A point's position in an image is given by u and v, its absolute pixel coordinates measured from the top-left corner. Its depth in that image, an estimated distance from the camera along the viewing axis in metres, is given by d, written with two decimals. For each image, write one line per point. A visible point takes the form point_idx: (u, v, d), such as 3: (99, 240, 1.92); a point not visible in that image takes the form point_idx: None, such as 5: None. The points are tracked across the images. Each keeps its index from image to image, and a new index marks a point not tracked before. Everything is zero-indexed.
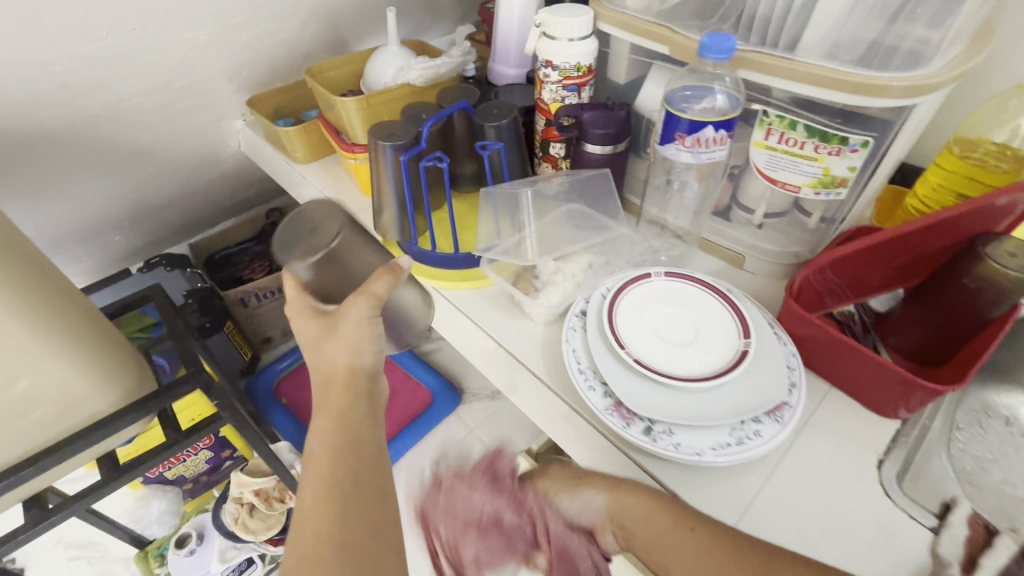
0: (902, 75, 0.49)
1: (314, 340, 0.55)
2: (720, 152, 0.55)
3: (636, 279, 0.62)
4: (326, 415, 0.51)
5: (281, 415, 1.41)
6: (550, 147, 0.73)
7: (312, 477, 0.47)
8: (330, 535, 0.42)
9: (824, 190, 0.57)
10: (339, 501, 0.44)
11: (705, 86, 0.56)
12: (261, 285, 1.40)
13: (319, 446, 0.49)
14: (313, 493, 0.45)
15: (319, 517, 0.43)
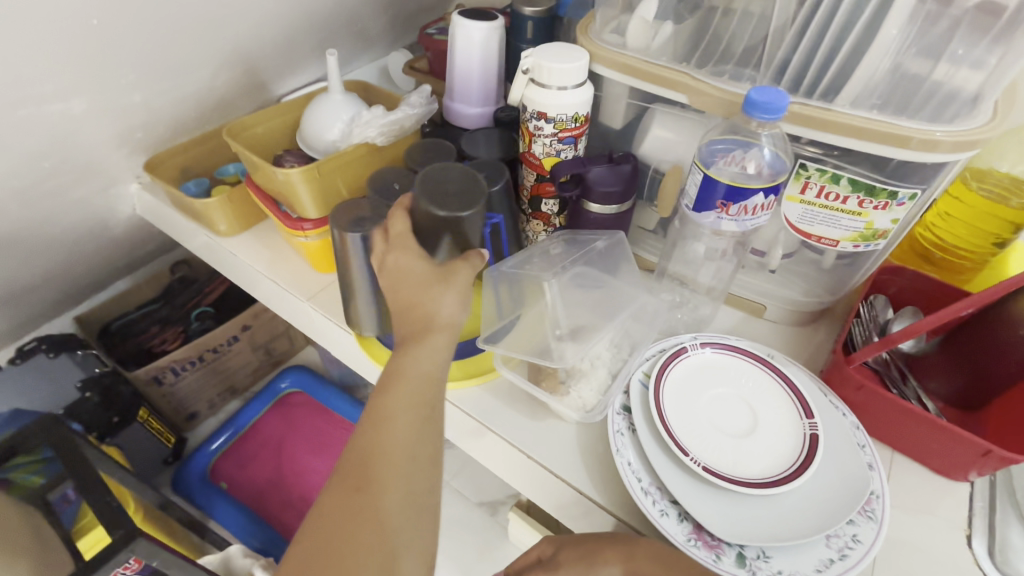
0: (952, 128, 0.45)
1: (409, 272, 0.46)
2: (765, 217, 0.49)
3: (674, 356, 0.55)
4: (417, 338, 0.44)
5: (222, 503, 1.08)
6: (541, 204, 0.64)
7: (393, 393, 0.42)
8: (399, 469, 0.40)
9: (863, 243, 0.53)
10: (420, 438, 0.41)
11: (739, 141, 0.50)
12: (178, 356, 1.02)
13: (413, 368, 0.42)
14: (390, 412, 0.41)
15: (394, 435, 0.41)
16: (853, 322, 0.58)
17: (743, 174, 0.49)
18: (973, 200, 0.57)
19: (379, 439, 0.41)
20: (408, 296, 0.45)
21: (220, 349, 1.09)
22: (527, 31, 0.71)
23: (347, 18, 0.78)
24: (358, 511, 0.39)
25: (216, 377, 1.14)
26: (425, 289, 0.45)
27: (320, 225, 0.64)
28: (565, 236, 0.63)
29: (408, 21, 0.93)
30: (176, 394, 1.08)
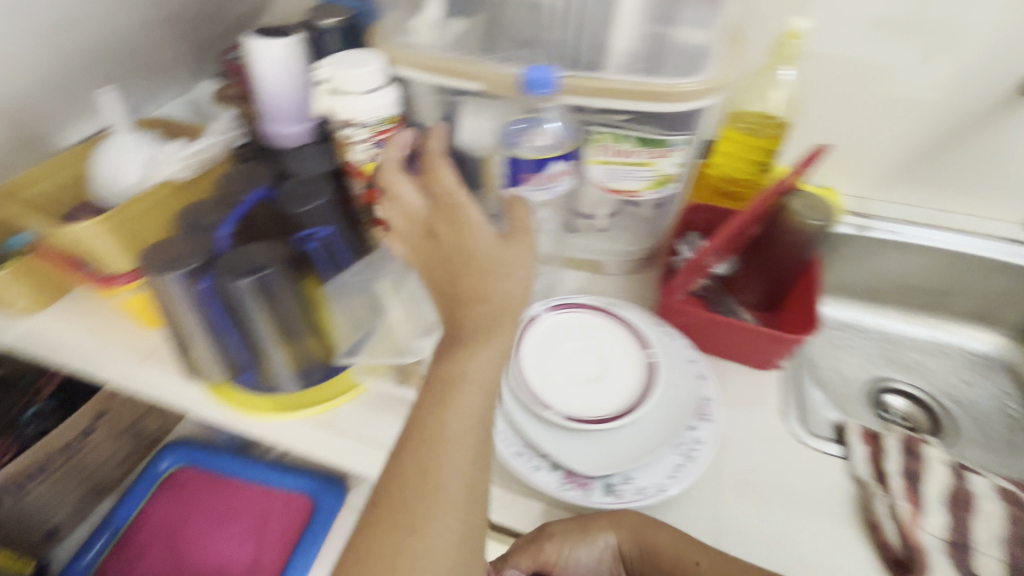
0: (699, 78, 0.53)
1: (476, 249, 0.44)
2: (567, 182, 0.54)
3: (528, 326, 0.59)
4: (483, 328, 0.42)
5: None
6: (380, 210, 0.62)
7: (450, 411, 0.39)
8: (444, 491, 0.37)
9: (660, 188, 0.60)
10: (472, 453, 0.39)
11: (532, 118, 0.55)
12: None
13: (475, 376, 0.41)
14: (435, 430, 0.39)
15: (449, 450, 0.38)
16: (674, 259, 0.66)
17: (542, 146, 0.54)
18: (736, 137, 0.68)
19: (460, 436, 0.39)
20: (458, 268, 0.44)
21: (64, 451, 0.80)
22: (328, 42, 0.71)
23: (124, 49, 0.71)
24: (423, 518, 0.36)
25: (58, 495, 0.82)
26: (485, 267, 0.44)
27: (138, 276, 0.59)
28: None
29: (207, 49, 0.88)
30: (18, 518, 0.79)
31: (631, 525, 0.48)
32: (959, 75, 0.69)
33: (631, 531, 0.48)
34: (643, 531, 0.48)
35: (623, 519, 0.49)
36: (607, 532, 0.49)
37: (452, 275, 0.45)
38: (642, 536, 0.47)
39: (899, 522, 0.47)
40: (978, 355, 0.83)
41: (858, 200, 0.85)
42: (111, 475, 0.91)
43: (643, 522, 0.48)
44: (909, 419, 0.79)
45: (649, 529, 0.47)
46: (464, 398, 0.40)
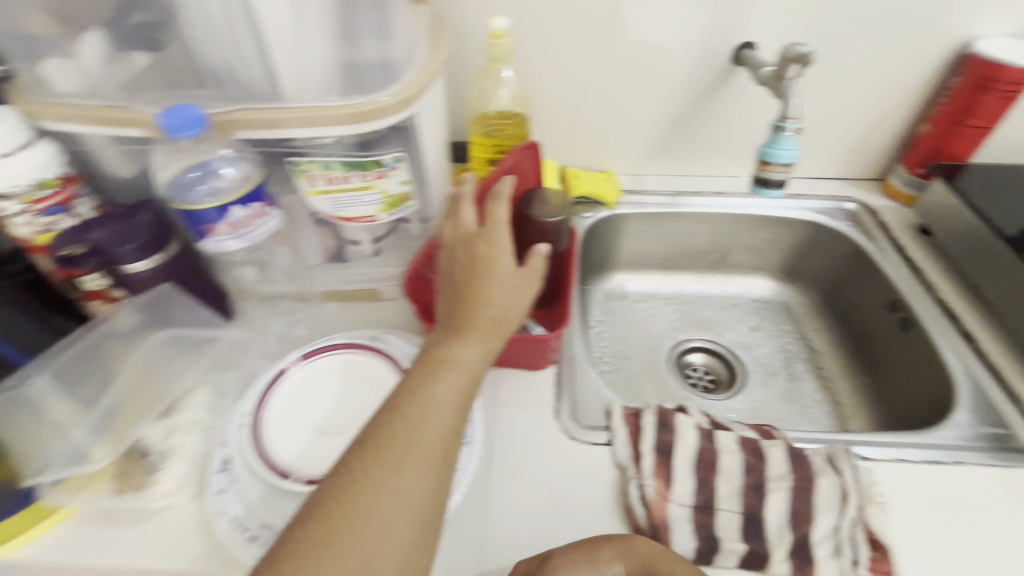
0: (393, 89, 0.51)
1: (502, 271, 0.47)
2: (269, 222, 0.50)
3: (272, 385, 0.53)
4: (470, 332, 0.44)
5: None
6: (82, 283, 0.53)
7: (433, 386, 0.41)
8: (391, 478, 0.37)
9: (396, 208, 0.58)
10: (437, 448, 0.39)
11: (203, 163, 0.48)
12: None
13: (460, 361, 0.43)
14: (411, 415, 0.40)
15: (409, 443, 0.38)
16: None
17: (211, 194, 0.47)
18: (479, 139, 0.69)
19: (417, 431, 0.39)
20: (475, 275, 0.47)
21: None
22: None
23: None
24: (350, 519, 0.35)
25: None
26: (486, 287, 0.46)
27: None
28: (129, 302, 0.55)
29: None
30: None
31: (635, 564, 0.43)
32: (676, 53, 0.74)
33: (643, 568, 0.43)
34: (653, 567, 0.43)
35: (631, 557, 0.43)
36: (617, 564, 0.43)
37: (464, 284, 0.47)
38: (654, 571, 0.43)
39: (650, 501, 0.49)
40: (760, 300, 0.91)
41: (632, 177, 0.89)
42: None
43: (659, 560, 0.43)
44: (712, 372, 0.84)
45: (663, 562, 0.43)
46: (409, 421, 0.39)
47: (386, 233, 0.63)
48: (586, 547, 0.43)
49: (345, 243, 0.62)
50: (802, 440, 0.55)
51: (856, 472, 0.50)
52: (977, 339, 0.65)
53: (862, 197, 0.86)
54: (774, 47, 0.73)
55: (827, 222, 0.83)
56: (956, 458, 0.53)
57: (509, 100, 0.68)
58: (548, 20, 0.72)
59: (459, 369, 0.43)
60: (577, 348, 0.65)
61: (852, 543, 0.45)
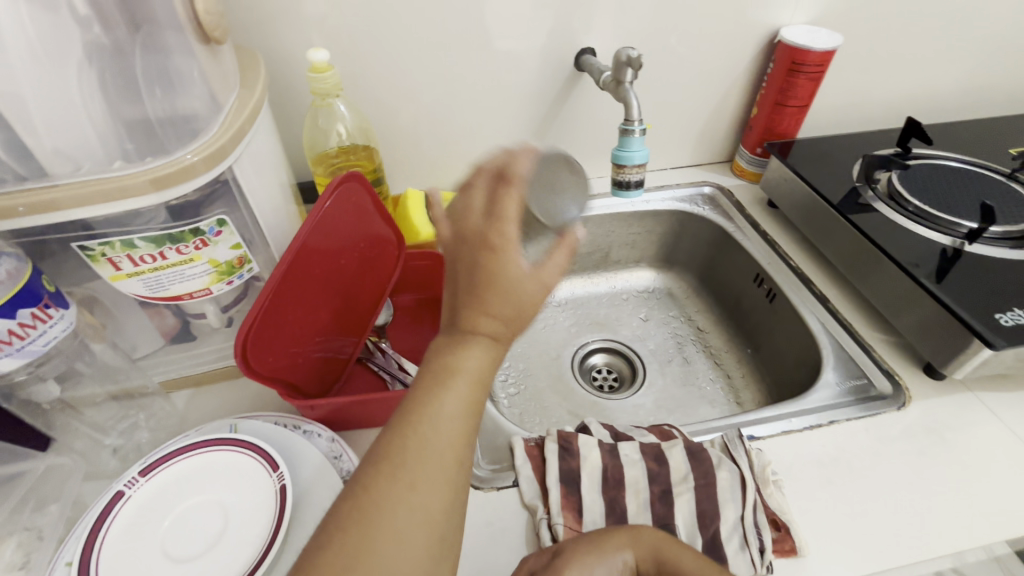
0: (196, 145, 0.44)
1: (520, 261, 0.36)
2: (57, 326, 0.42)
3: (103, 516, 0.43)
4: (470, 337, 0.35)
5: None
6: None
7: (444, 395, 0.34)
8: (410, 502, 0.32)
9: (232, 276, 0.51)
10: (447, 476, 0.33)
11: None
12: None
13: (468, 368, 0.35)
14: (417, 441, 0.33)
15: (414, 480, 0.32)
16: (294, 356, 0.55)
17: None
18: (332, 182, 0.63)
19: (432, 457, 0.33)
20: (486, 271, 0.35)
21: None
22: None
23: None
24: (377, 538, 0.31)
25: None
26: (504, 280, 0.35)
27: None
28: None
29: None
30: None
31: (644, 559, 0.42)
32: (520, 67, 0.74)
33: (654, 555, 0.42)
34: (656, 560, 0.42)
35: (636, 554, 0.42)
36: (626, 553, 0.43)
37: (467, 283, 0.36)
38: (663, 559, 0.42)
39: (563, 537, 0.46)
40: (646, 291, 0.94)
41: None
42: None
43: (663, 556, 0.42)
44: (614, 370, 0.84)
45: (668, 549, 0.43)
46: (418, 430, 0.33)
47: (237, 298, 0.55)
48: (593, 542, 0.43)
49: (187, 317, 0.53)
50: (699, 433, 0.56)
51: (750, 455, 0.51)
52: (830, 297, 0.72)
53: (716, 181, 0.91)
54: (609, 50, 0.76)
55: (689, 208, 0.88)
56: (831, 417, 0.57)
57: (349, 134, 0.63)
58: (382, 46, 0.68)
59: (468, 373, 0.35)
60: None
61: (755, 529, 0.46)
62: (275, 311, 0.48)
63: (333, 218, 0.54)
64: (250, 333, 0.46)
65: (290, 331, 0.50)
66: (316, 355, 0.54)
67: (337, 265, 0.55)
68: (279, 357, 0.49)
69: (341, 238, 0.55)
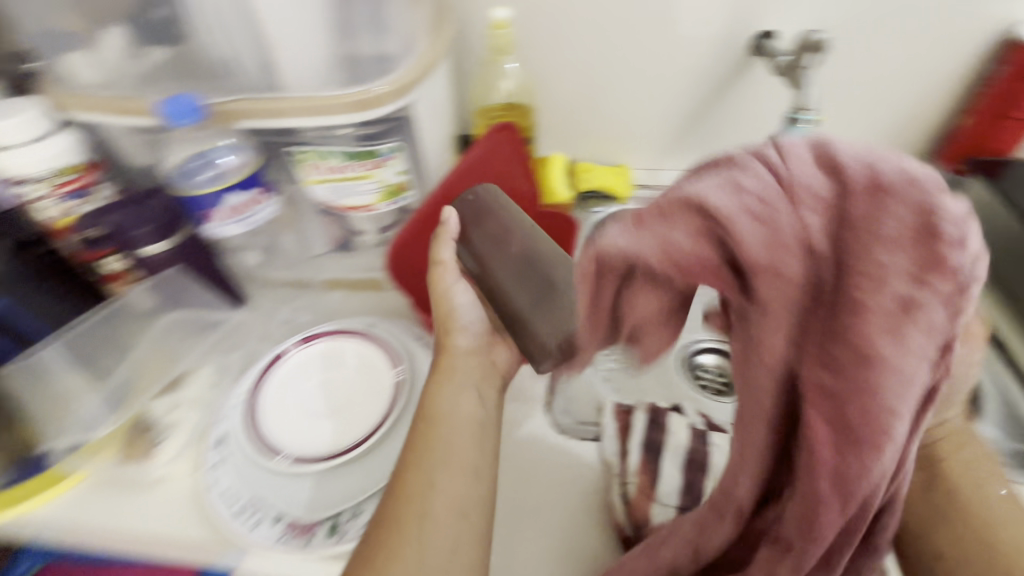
0: (388, 79, 0.51)
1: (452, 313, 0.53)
2: (266, 209, 0.53)
3: (269, 367, 0.54)
4: (448, 380, 0.48)
5: None
6: (105, 265, 0.57)
7: (437, 429, 0.44)
8: (423, 516, 0.39)
9: (394, 198, 0.59)
10: (460, 499, 0.40)
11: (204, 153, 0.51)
12: None
13: (449, 407, 0.46)
14: (421, 461, 0.42)
15: (427, 502, 0.40)
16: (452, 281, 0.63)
17: (217, 177, 0.50)
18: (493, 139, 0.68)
19: (439, 474, 0.41)
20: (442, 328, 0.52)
21: None
22: None
23: None
24: (402, 549, 0.38)
25: None
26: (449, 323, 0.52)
27: None
28: (145, 279, 0.59)
29: None
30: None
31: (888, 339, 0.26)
32: (692, 45, 0.72)
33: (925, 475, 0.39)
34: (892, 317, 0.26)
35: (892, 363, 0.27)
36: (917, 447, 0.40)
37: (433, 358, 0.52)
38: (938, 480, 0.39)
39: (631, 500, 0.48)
40: None
41: (649, 172, 0.87)
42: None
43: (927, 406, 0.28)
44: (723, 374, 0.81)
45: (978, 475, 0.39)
46: (417, 449, 0.43)
47: (393, 222, 0.63)
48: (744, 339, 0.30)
49: (351, 232, 0.63)
50: None
51: None
52: (1012, 348, 0.61)
53: None
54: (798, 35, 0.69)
55: None
56: None
57: (511, 92, 0.68)
58: (558, 12, 0.71)
59: (451, 389, 0.47)
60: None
61: None
62: (420, 240, 0.60)
63: (489, 163, 0.63)
64: (394, 255, 0.59)
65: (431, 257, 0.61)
66: None
67: None
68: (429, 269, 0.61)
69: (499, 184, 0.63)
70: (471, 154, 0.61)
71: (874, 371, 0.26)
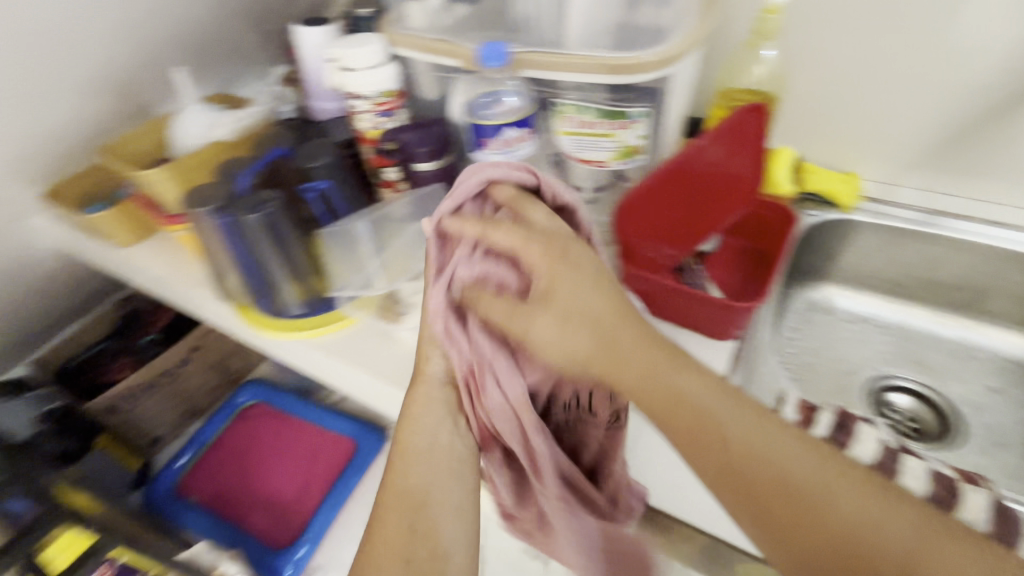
0: (657, 49, 0.56)
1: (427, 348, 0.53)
2: (527, 148, 0.60)
3: None
4: (424, 409, 0.52)
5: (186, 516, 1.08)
6: (385, 173, 0.72)
7: (413, 462, 0.50)
8: (405, 527, 0.47)
9: (626, 159, 0.64)
10: (425, 524, 0.47)
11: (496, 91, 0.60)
12: (123, 387, 0.94)
13: (416, 442, 0.51)
14: (403, 483, 0.49)
15: (401, 520, 0.47)
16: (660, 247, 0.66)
17: (502, 113, 0.58)
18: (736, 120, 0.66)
19: (405, 502, 0.48)
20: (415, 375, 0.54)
21: (172, 371, 1.00)
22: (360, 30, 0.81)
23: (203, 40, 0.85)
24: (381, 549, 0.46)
25: (173, 404, 1.04)
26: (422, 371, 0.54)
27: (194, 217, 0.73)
28: (409, 193, 0.72)
29: (278, 37, 0.98)
30: (134, 422, 0.99)
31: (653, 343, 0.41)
32: (985, 53, 0.65)
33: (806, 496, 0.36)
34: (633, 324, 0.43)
35: (655, 347, 0.41)
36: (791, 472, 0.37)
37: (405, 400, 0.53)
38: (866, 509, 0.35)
39: None
40: (1010, 361, 0.76)
41: (882, 186, 0.80)
42: (202, 404, 1.09)
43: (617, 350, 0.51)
44: (913, 418, 0.74)
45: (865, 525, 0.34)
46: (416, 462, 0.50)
47: (604, 186, 0.72)
48: (565, 359, 0.42)
49: (567, 182, 0.73)
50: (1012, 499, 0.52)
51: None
52: None
53: None
54: None
55: None
56: None
57: (763, 77, 0.68)
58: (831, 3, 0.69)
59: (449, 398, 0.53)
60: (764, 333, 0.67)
61: None
62: (650, 199, 0.63)
63: (732, 138, 0.63)
64: (629, 207, 0.61)
65: (653, 216, 0.64)
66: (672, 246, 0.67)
67: (717, 180, 0.66)
68: (648, 226, 0.64)
69: (731, 161, 0.65)
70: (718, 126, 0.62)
71: (648, 367, 0.40)
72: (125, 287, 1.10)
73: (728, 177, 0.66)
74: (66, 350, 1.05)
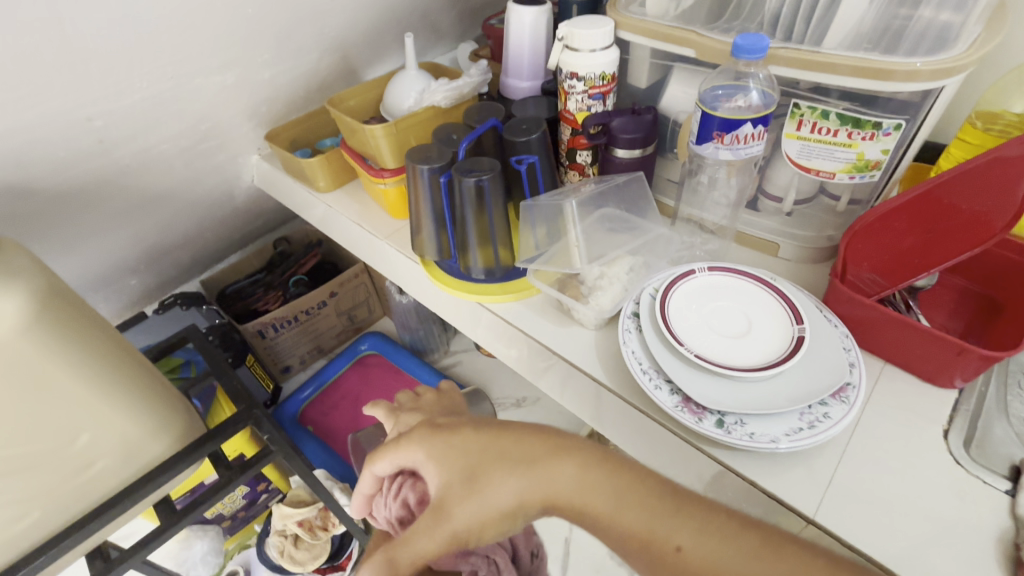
0: (929, 60, 0.51)
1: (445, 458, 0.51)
2: (757, 147, 0.57)
3: (683, 275, 0.63)
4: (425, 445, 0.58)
5: (310, 442, 1.30)
6: (577, 155, 0.73)
7: None
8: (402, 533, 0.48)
9: (858, 173, 0.60)
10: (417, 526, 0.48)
11: (737, 85, 0.59)
12: (277, 315, 1.27)
13: None
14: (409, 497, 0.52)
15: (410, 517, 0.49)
16: (864, 271, 0.62)
17: (739, 107, 0.58)
18: (992, 143, 0.61)
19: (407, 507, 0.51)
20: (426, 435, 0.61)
21: (311, 312, 1.32)
22: (571, 14, 0.82)
23: (422, 13, 0.90)
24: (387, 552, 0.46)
25: (308, 338, 1.38)
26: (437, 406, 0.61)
27: (397, 173, 0.79)
28: (596, 180, 0.72)
29: (475, 16, 1.03)
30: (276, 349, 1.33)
31: (603, 470, 0.39)
32: None
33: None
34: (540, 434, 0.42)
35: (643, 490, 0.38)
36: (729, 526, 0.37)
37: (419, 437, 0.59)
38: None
39: None
40: None
41: None
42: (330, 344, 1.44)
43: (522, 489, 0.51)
44: None
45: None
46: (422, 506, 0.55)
47: (808, 199, 0.67)
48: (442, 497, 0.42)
49: (761, 195, 0.69)
50: None
51: None
52: None
53: None
54: None
55: None
56: None
57: None
58: None
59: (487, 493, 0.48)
60: (1008, 400, 0.57)
61: None
62: (880, 222, 0.59)
63: (987, 172, 0.52)
64: (859, 231, 0.59)
65: (879, 241, 0.61)
66: (893, 281, 0.62)
67: (958, 220, 0.57)
68: (863, 251, 0.61)
69: (975, 203, 0.55)
70: (969, 162, 0.52)
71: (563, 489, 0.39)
72: (318, 238, 1.44)
73: (977, 221, 0.56)
74: (235, 276, 1.38)
